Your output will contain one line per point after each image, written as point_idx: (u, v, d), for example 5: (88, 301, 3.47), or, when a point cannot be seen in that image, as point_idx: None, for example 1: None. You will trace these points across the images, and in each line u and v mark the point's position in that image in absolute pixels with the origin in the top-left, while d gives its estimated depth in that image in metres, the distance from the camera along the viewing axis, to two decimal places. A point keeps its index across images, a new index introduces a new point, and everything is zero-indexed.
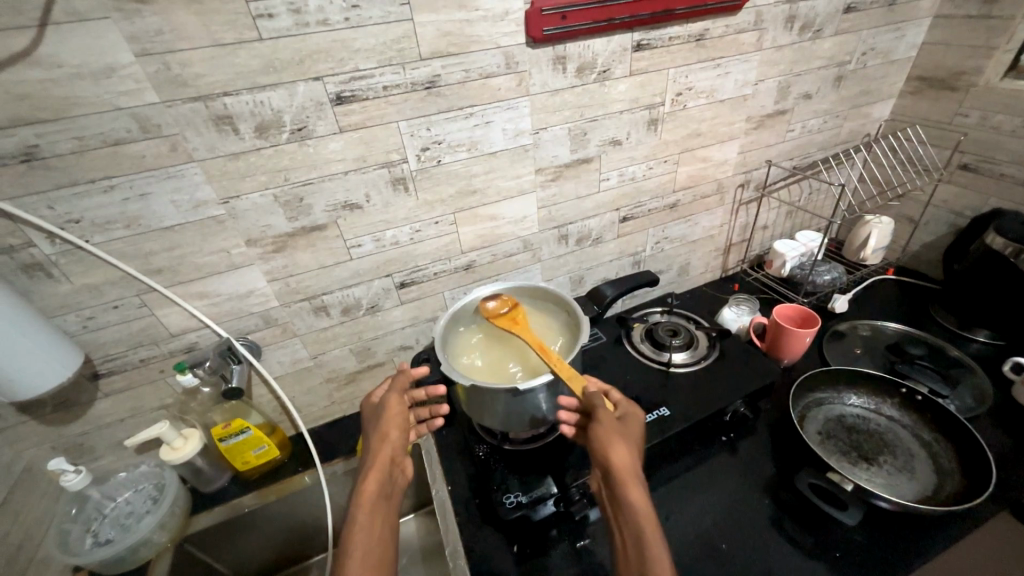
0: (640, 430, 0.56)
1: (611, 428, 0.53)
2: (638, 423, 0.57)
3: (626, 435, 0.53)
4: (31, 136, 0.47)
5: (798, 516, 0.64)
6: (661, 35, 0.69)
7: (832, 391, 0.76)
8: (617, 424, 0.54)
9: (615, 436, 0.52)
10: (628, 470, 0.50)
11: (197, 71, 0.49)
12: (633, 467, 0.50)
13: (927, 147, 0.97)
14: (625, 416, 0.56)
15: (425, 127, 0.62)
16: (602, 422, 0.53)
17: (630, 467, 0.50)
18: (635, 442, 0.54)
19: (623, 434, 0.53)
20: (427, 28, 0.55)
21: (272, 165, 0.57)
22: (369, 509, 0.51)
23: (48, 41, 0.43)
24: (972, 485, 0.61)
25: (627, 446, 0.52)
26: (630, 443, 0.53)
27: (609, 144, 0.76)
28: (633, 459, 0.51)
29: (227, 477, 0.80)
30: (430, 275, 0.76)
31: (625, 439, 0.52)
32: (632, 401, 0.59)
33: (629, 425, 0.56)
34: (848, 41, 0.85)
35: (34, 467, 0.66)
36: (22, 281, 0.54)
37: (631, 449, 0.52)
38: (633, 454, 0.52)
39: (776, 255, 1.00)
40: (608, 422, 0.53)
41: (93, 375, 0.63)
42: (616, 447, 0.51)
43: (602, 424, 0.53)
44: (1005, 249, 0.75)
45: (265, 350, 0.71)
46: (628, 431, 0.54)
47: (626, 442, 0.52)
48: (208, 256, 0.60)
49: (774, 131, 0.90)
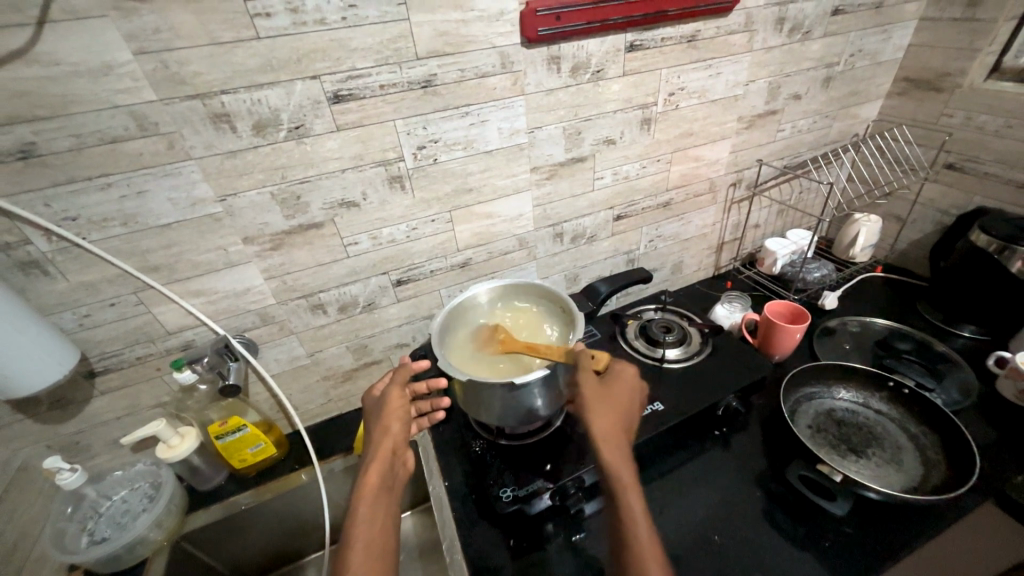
0: (626, 394, 0.60)
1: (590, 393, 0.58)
2: (622, 383, 0.61)
3: (605, 400, 0.58)
4: (28, 133, 0.47)
5: (789, 508, 0.65)
6: (654, 36, 0.70)
7: (821, 385, 0.78)
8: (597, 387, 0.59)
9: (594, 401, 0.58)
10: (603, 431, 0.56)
11: (194, 69, 0.49)
12: (608, 428, 0.56)
13: (914, 147, 0.99)
14: (611, 381, 0.61)
15: (422, 126, 0.62)
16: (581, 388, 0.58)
17: (606, 429, 0.56)
18: (616, 405, 0.59)
19: (602, 400, 0.58)
20: (423, 27, 0.56)
21: (269, 163, 0.57)
22: (371, 501, 0.52)
23: (46, 39, 0.44)
24: (956, 475, 0.63)
25: (604, 411, 0.57)
26: (608, 405, 0.58)
27: (603, 143, 0.77)
28: (611, 422, 0.57)
29: (224, 475, 0.80)
30: (427, 273, 0.77)
31: (604, 404, 0.58)
32: (621, 365, 0.63)
33: (615, 389, 0.60)
34: (836, 43, 0.87)
35: (29, 465, 0.66)
36: (18, 278, 0.54)
37: (612, 413, 0.58)
38: (610, 415, 0.57)
39: (768, 253, 1.03)
40: (589, 386, 0.58)
41: (88, 373, 0.63)
42: (591, 412, 0.57)
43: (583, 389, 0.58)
44: (990, 246, 0.77)
45: (262, 348, 0.71)
46: (611, 395, 0.59)
47: (604, 408, 0.57)
48: (205, 254, 0.60)
49: (764, 131, 0.92)
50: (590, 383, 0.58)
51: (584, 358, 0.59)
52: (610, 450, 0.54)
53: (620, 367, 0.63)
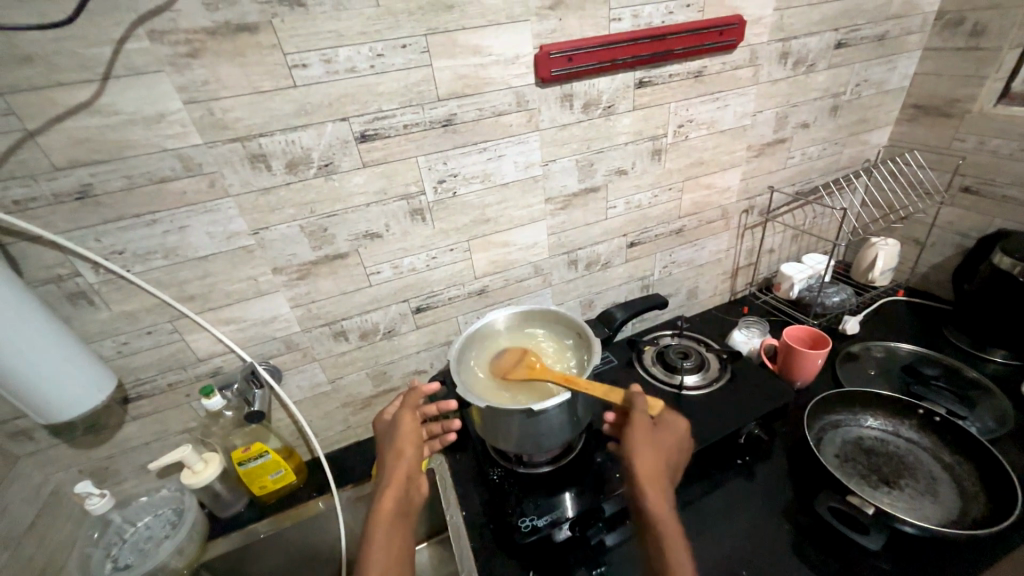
0: (673, 441, 0.58)
1: (641, 435, 0.55)
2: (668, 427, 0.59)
3: (656, 450, 0.56)
4: (86, 176, 0.51)
5: (819, 542, 0.63)
6: (662, 72, 0.74)
7: (848, 412, 0.76)
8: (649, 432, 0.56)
9: (643, 446, 0.55)
10: (652, 480, 0.54)
11: (236, 115, 0.54)
12: (657, 480, 0.54)
13: (927, 171, 1.00)
14: (659, 426, 0.59)
15: (442, 162, 0.66)
16: (633, 430, 0.56)
17: (652, 474, 0.54)
18: (662, 450, 0.56)
19: (652, 448, 0.55)
20: (444, 72, 0.60)
21: (300, 198, 0.61)
22: (386, 529, 0.52)
23: (109, 92, 0.48)
24: (997, 509, 0.60)
25: (654, 461, 0.55)
26: (656, 449, 0.55)
27: (615, 174, 0.80)
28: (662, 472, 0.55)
29: (244, 502, 0.81)
30: (445, 300, 0.78)
31: (651, 449, 0.55)
32: (671, 411, 0.60)
33: (663, 433, 0.58)
34: (841, 74, 0.89)
35: (60, 490, 0.68)
36: (66, 308, 0.57)
37: (658, 459, 0.55)
38: (656, 460, 0.55)
39: (784, 277, 1.02)
40: (640, 430, 0.56)
41: (123, 400, 0.65)
42: (643, 456, 0.54)
43: (634, 431, 0.56)
44: (1014, 269, 0.76)
45: (285, 375, 0.73)
46: (659, 440, 0.57)
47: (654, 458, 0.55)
48: (237, 284, 0.63)
49: (775, 158, 0.93)
50: (642, 432, 0.56)
51: (638, 402, 0.57)
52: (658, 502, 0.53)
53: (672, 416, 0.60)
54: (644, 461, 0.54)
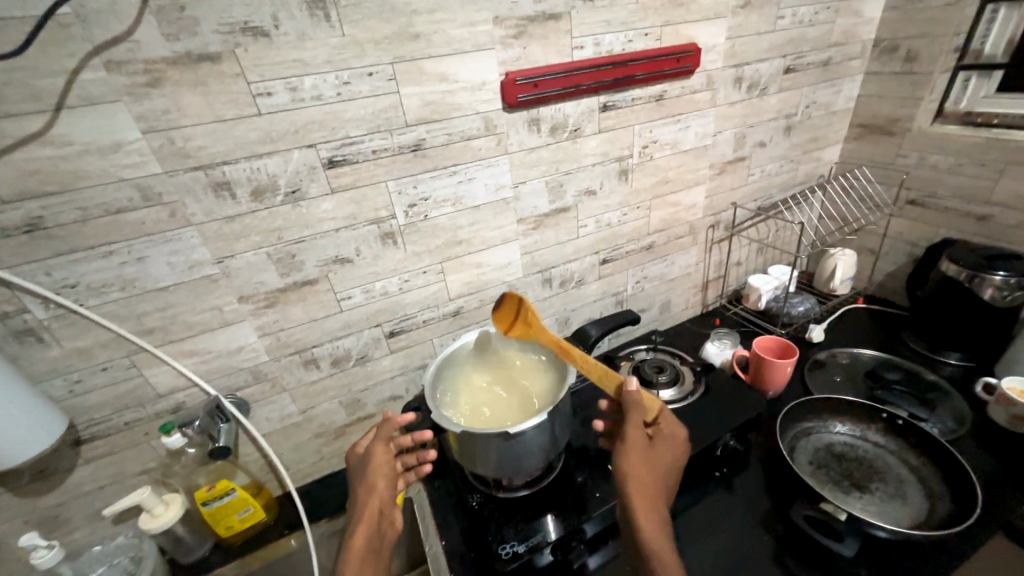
0: (669, 455, 0.58)
1: (635, 449, 0.56)
2: (667, 441, 0.59)
3: (650, 462, 0.56)
4: (36, 208, 0.49)
5: (798, 552, 0.63)
6: (625, 97, 0.77)
7: (817, 420, 0.78)
8: (643, 446, 0.57)
9: (637, 461, 0.55)
10: (644, 494, 0.53)
11: (198, 144, 0.53)
12: (650, 498, 0.53)
13: (876, 185, 1.06)
14: (657, 438, 0.59)
15: (412, 186, 0.66)
16: (629, 443, 0.57)
17: (645, 491, 0.53)
18: (658, 464, 0.56)
19: (644, 460, 0.56)
20: (411, 98, 0.61)
21: (266, 226, 0.60)
22: (357, 569, 0.51)
23: (61, 122, 0.47)
24: (961, 508, 0.62)
25: (647, 474, 0.55)
26: (650, 465, 0.56)
27: (584, 194, 0.82)
28: (655, 485, 0.54)
29: (209, 545, 0.76)
30: (419, 323, 0.78)
31: (645, 465, 0.55)
32: (671, 420, 0.60)
33: (661, 448, 0.58)
34: (792, 96, 0.95)
35: (3, 544, 0.63)
36: (12, 347, 0.54)
37: (652, 475, 0.55)
38: (651, 477, 0.55)
39: (751, 289, 1.06)
40: (635, 444, 0.56)
41: (75, 442, 0.62)
42: (636, 472, 0.54)
43: (628, 445, 0.56)
44: (961, 275, 0.81)
45: (253, 407, 0.70)
46: (655, 454, 0.57)
47: (646, 471, 0.55)
48: (200, 314, 0.61)
49: (736, 175, 0.97)
50: (636, 442, 0.57)
51: (634, 411, 0.58)
52: (649, 516, 0.52)
53: (672, 426, 0.60)
54: (636, 472, 0.54)
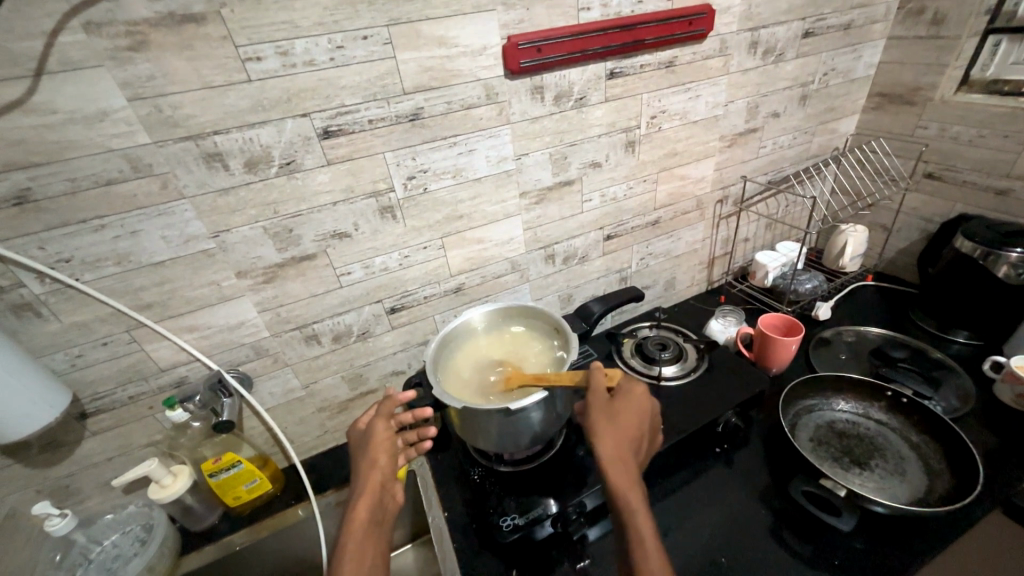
0: (635, 411, 0.57)
1: (597, 411, 0.56)
2: (630, 399, 0.58)
3: (614, 421, 0.55)
4: (24, 179, 0.48)
5: (795, 526, 0.64)
6: (634, 63, 0.73)
7: (820, 397, 0.78)
8: (606, 407, 0.56)
9: (600, 420, 0.55)
10: (612, 452, 0.53)
11: (187, 112, 0.51)
12: (618, 454, 0.53)
13: (892, 158, 1.02)
14: (620, 398, 0.58)
15: (411, 157, 0.64)
16: (591, 406, 0.56)
17: (613, 449, 0.53)
18: (623, 422, 0.56)
19: (610, 419, 0.55)
20: (408, 64, 0.58)
21: (262, 199, 0.58)
22: (360, 539, 0.51)
23: (43, 89, 0.45)
24: (960, 485, 0.62)
25: (614, 431, 0.54)
26: (615, 423, 0.55)
27: (589, 167, 0.79)
28: (622, 441, 0.54)
29: (218, 514, 0.79)
30: (420, 298, 0.77)
31: (610, 423, 0.55)
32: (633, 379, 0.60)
33: (624, 406, 0.57)
34: (810, 63, 0.90)
35: (17, 512, 0.65)
36: (11, 321, 0.54)
37: (618, 432, 0.54)
38: (616, 435, 0.54)
39: (758, 266, 1.04)
40: (598, 406, 0.56)
41: (80, 415, 0.62)
42: (602, 434, 0.54)
43: (592, 409, 0.56)
44: (975, 252, 0.79)
45: (256, 382, 0.71)
46: (619, 413, 0.56)
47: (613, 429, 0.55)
48: (198, 290, 0.61)
49: (747, 148, 0.94)
50: (599, 403, 0.56)
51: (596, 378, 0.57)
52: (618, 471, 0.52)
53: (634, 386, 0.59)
54: (601, 433, 0.54)
